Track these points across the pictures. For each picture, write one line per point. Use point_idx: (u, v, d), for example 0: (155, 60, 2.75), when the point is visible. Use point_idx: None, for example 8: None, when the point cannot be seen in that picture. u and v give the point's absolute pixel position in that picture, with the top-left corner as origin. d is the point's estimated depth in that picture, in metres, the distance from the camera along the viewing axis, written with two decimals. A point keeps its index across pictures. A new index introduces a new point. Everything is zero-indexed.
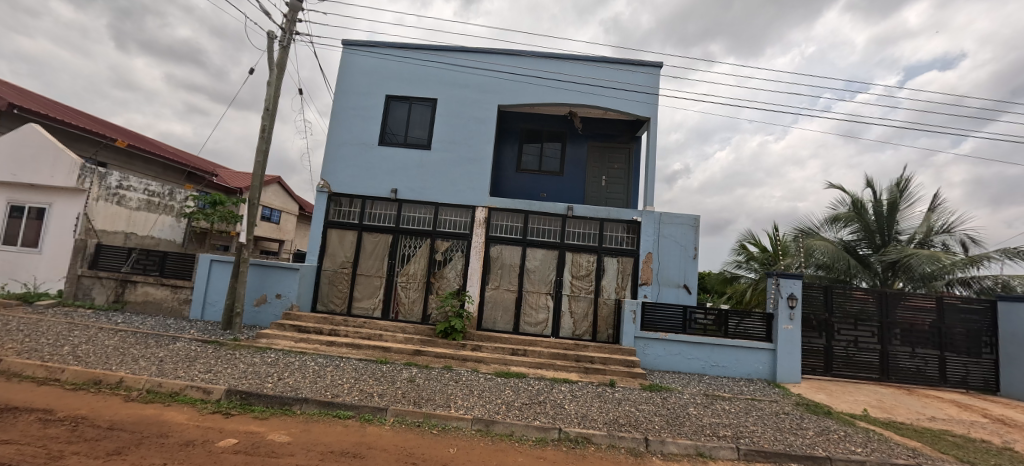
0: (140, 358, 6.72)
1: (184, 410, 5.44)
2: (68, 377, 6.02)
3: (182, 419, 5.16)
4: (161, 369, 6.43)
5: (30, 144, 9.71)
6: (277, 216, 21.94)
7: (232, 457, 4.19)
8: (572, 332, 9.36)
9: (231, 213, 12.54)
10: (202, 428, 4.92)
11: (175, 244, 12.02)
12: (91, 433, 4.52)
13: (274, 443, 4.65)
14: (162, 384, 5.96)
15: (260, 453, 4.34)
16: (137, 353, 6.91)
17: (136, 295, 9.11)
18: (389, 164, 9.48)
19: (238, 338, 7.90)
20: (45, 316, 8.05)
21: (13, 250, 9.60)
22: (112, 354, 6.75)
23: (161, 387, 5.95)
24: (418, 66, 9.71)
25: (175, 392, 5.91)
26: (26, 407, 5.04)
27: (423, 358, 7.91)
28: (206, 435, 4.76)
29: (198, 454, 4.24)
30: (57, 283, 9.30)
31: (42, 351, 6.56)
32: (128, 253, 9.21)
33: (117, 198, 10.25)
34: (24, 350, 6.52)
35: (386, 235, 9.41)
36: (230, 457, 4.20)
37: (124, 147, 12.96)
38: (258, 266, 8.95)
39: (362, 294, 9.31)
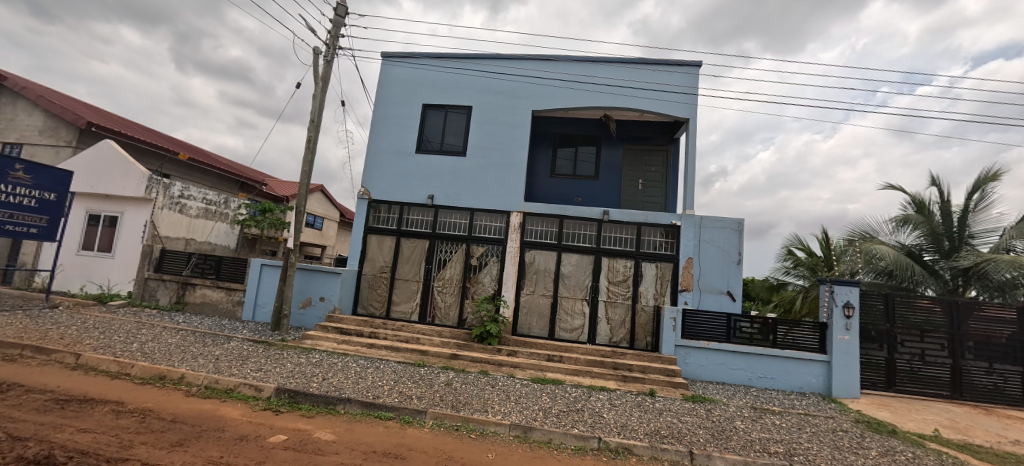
0: (199, 356, 7.20)
1: (238, 406, 5.77)
2: (136, 372, 6.53)
3: (237, 414, 5.48)
4: (217, 366, 6.86)
5: (106, 158, 10.65)
6: (319, 222, 22.91)
7: (282, 453, 4.39)
8: (608, 339, 9.19)
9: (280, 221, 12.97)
10: (254, 424, 5.20)
11: (229, 249, 12.82)
12: (157, 425, 4.87)
13: (320, 441, 4.84)
14: (218, 381, 6.35)
15: (308, 450, 4.52)
16: (197, 350, 7.42)
17: (194, 297, 9.75)
18: (425, 171, 9.71)
19: (286, 339, 8.29)
20: (116, 315, 8.77)
21: (90, 254, 10.53)
22: (174, 351, 7.27)
23: (217, 384, 6.33)
24: (453, 74, 9.91)
25: (230, 388, 6.28)
26: (101, 399, 5.50)
27: (460, 362, 8.02)
28: (258, 431, 5.01)
29: (252, 448, 4.47)
30: (128, 285, 10.12)
31: (114, 348, 7.15)
32: (189, 257, 9.90)
33: (179, 206, 11.05)
34: (99, 346, 7.13)
35: (423, 241, 9.60)
36: (280, 453, 4.40)
37: (186, 160, 14.02)
38: (304, 271, 9.37)
39: (401, 298, 9.52)
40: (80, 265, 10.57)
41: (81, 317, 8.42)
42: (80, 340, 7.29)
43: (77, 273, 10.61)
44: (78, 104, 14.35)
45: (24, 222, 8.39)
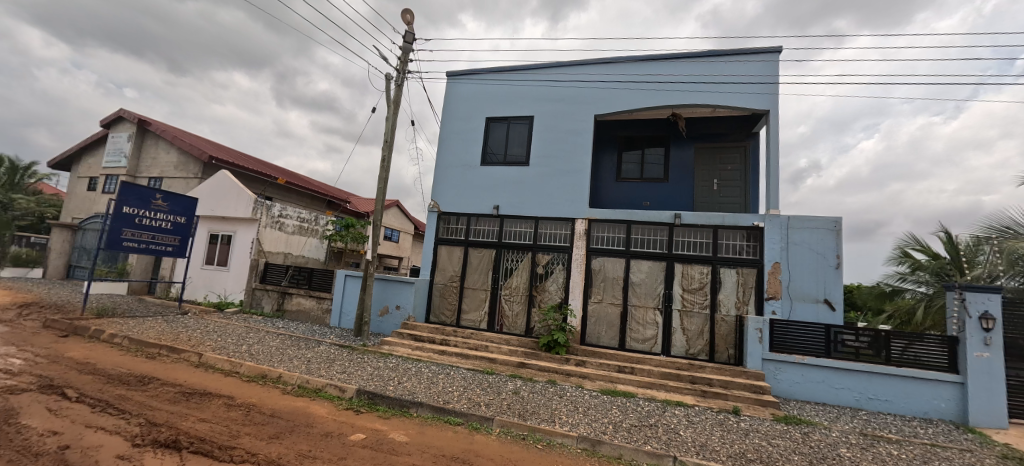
0: (294, 358, 8.05)
1: (325, 404, 6.34)
2: (245, 371, 7.46)
3: (324, 412, 6.02)
4: (309, 368, 7.61)
5: (222, 185, 12.45)
6: (397, 235, 24.60)
7: (360, 451, 4.73)
8: (685, 351, 8.60)
9: (361, 235, 14.26)
10: (337, 422, 5.67)
11: (319, 261, 14.29)
12: (258, 419, 5.52)
13: (395, 442, 5.14)
14: (309, 381, 7.03)
15: (383, 450, 4.83)
16: (292, 353, 8.30)
17: (291, 305, 10.92)
18: (491, 182, 9.97)
19: (367, 344, 8.95)
20: (231, 321, 10.14)
21: (212, 268, 12.32)
22: (274, 353, 8.20)
23: (308, 384, 7.01)
24: (515, 86, 10.12)
25: (319, 388, 6.93)
26: (216, 394, 6.37)
27: (528, 370, 8.03)
28: (341, 428, 5.46)
29: (335, 444, 4.89)
30: (239, 294, 11.65)
31: (227, 349, 8.25)
32: (286, 269, 11.16)
33: (279, 224, 12.52)
34: (217, 347, 8.29)
35: (490, 250, 9.83)
36: (358, 450, 4.75)
37: (284, 183, 15.85)
38: (381, 280, 10.09)
39: (470, 306, 9.80)
40: (204, 277, 12.40)
41: (204, 322, 9.86)
42: (202, 342, 8.53)
43: (201, 283, 12.46)
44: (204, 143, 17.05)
45: (163, 242, 10.10)
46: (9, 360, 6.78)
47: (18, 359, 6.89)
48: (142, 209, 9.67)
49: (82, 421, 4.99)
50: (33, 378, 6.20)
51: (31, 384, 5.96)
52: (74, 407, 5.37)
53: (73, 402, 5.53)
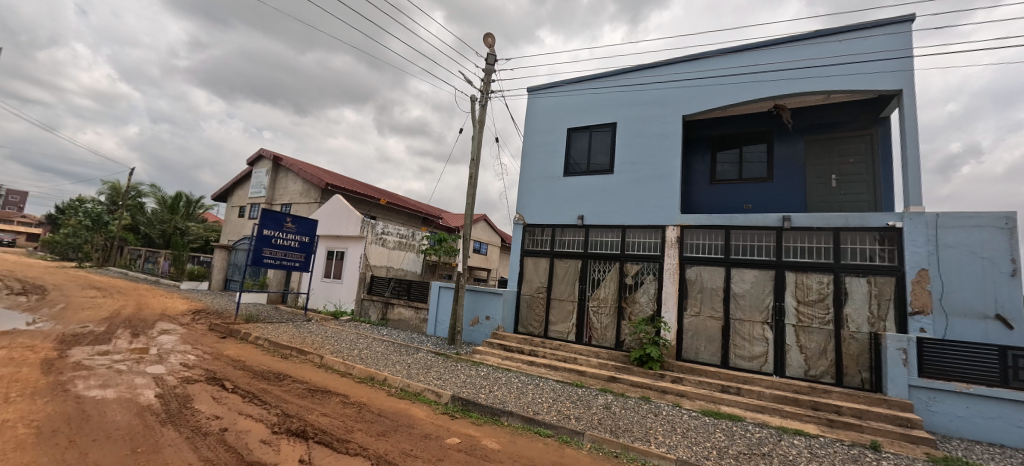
0: (397, 363, 8.78)
1: (423, 407, 6.80)
2: (356, 372, 8.32)
3: (423, 414, 6.46)
4: (410, 373, 8.23)
5: (336, 208, 14.44)
6: (485, 247, 25.52)
7: (456, 454, 5.01)
8: (804, 372, 7.52)
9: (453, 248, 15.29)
10: (435, 425, 6.05)
11: (416, 274, 15.56)
12: (368, 416, 6.13)
13: (487, 448, 5.33)
14: (410, 384, 7.60)
15: (476, 455, 5.06)
16: (395, 358, 9.06)
17: (394, 314, 11.91)
18: (575, 192, 9.90)
19: (459, 353, 9.42)
20: (345, 327, 11.44)
21: (330, 280, 14.20)
22: (380, 358, 9.03)
23: (409, 387, 7.58)
24: (596, 94, 10.00)
25: (418, 392, 7.45)
26: (334, 392, 7.20)
27: (619, 385, 7.72)
28: (438, 431, 5.82)
29: (433, 445, 5.24)
30: (351, 304, 13.08)
31: (343, 352, 9.31)
32: (389, 281, 12.20)
33: (382, 241, 13.92)
34: (335, 350, 9.43)
35: (576, 260, 9.72)
36: (454, 454, 5.03)
37: (385, 204, 18.23)
38: (473, 292, 10.64)
39: (557, 318, 9.74)
40: (323, 288, 14.23)
41: (325, 328, 11.25)
42: (323, 346, 9.74)
43: (321, 294, 14.41)
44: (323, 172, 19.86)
45: (292, 258, 11.79)
46: (186, 356, 8.41)
47: (192, 355, 8.51)
48: (277, 231, 11.42)
49: (236, 409, 5.99)
50: (201, 371, 7.61)
51: (200, 376, 7.32)
52: (229, 397, 6.47)
53: (228, 392, 6.67)
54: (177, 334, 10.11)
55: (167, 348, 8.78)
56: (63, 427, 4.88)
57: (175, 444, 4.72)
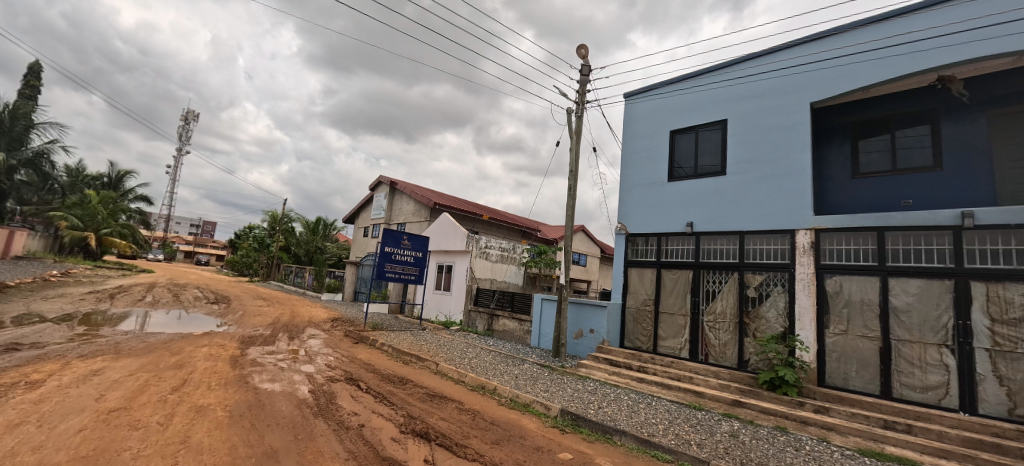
0: (505, 373, 8.93)
1: (533, 419, 6.77)
2: (469, 380, 8.62)
3: (533, 426, 6.43)
4: (517, 383, 8.31)
5: (445, 225, 15.81)
6: (583, 258, 26.20)
7: None
8: (1005, 410, 5.89)
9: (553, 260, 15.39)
10: (546, 438, 5.99)
11: (519, 286, 16.18)
12: (483, 424, 6.29)
13: None
14: (519, 395, 7.65)
15: None
16: (503, 368, 9.23)
17: (499, 325, 12.34)
18: (682, 198, 9.18)
19: (564, 365, 9.29)
20: (455, 336, 12.06)
21: (440, 292, 15.37)
22: (489, 368, 9.28)
23: (518, 398, 7.63)
24: (701, 91, 9.22)
25: (527, 403, 7.45)
26: (450, 399, 7.51)
27: (746, 411, 6.85)
28: (550, 445, 5.75)
29: (547, 461, 5.18)
30: (460, 314, 14.02)
31: (455, 360, 9.78)
32: (494, 293, 12.95)
33: (486, 254, 14.74)
34: (450, 357, 10.01)
35: (687, 271, 8.95)
36: None
37: (486, 218, 20.02)
38: (576, 304, 10.48)
39: (668, 333, 9.04)
40: (435, 299, 15.57)
41: (438, 337, 11.98)
42: (437, 353, 10.37)
43: (433, 305, 15.64)
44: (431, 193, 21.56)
45: (407, 273, 12.76)
46: (328, 357, 9.56)
47: (333, 357, 9.64)
48: (397, 248, 12.53)
49: (370, 407, 6.49)
50: (340, 372, 8.53)
51: (339, 376, 8.18)
52: (364, 396, 7.04)
53: (363, 391, 7.26)
54: (322, 338, 11.58)
55: (313, 351, 10.07)
56: (244, 412, 5.73)
57: (325, 435, 5.28)
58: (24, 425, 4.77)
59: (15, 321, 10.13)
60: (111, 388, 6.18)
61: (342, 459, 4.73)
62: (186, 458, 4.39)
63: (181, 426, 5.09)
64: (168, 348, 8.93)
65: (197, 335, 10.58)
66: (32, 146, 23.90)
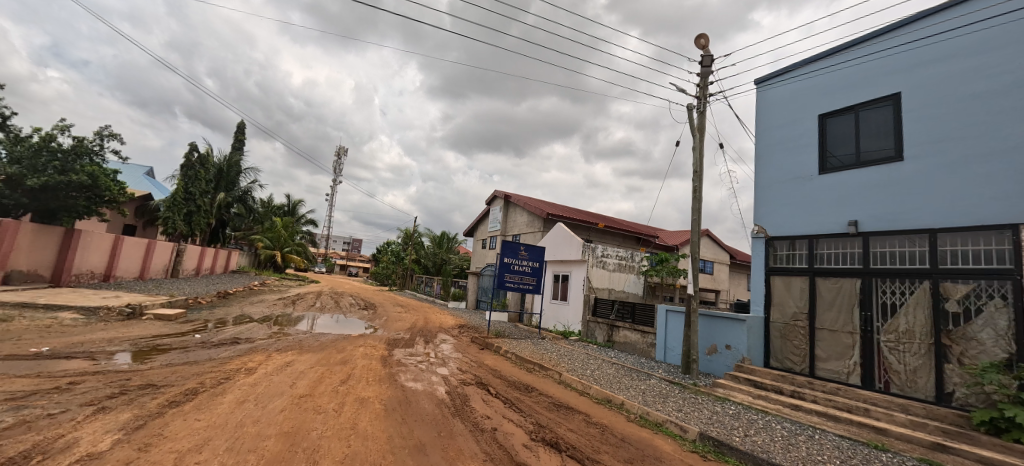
0: (631, 387, 8.37)
1: (668, 441, 6.11)
2: (593, 392, 8.13)
3: (669, 449, 5.81)
4: (646, 399, 7.67)
5: (560, 235, 15.79)
6: (711, 265, 24.07)
7: None
8: None
9: (676, 268, 14.25)
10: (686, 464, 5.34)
11: (639, 296, 15.30)
12: (612, 440, 5.88)
13: None
14: (649, 412, 6.98)
15: None
16: (628, 383, 8.68)
17: (620, 337, 11.83)
18: (840, 192, 7.72)
19: (697, 384, 8.48)
20: (575, 347, 11.81)
21: (557, 302, 15.26)
22: (613, 381, 8.79)
23: (648, 416, 6.97)
24: (859, 65, 7.72)
25: (659, 422, 6.75)
26: (575, 410, 7.10)
27: (954, 459, 5.32)
28: None
29: None
30: (578, 325, 13.71)
31: (577, 371, 9.49)
32: (614, 304, 12.46)
33: (602, 263, 14.25)
34: (570, 368, 9.74)
35: (852, 279, 7.45)
36: None
37: (601, 227, 19.52)
38: (706, 317, 9.56)
39: (828, 353, 7.59)
40: (552, 309, 15.49)
41: (557, 347, 11.85)
42: (559, 363, 10.21)
43: (551, 315, 15.56)
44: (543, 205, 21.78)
45: (524, 281, 12.89)
46: (458, 361, 10.05)
47: (462, 361, 10.12)
48: (514, 258, 12.76)
49: (501, 412, 6.51)
50: (470, 375, 8.84)
51: (470, 379, 8.47)
52: (494, 400, 7.11)
53: (493, 396, 7.33)
54: (452, 343, 12.28)
55: (444, 354, 10.70)
56: (396, 407, 6.16)
57: (464, 434, 5.41)
58: (245, 401, 5.74)
59: (233, 320, 12.63)
60: (298, 378, 7.22)
61: (480, 459, 4.79)
62: (357, 442, 4.84)
63: (350, 414, 5.66)
64: (335, 346, 10.25)
65: (354, 336, 11.97)
66: (240, 185, 30.09)
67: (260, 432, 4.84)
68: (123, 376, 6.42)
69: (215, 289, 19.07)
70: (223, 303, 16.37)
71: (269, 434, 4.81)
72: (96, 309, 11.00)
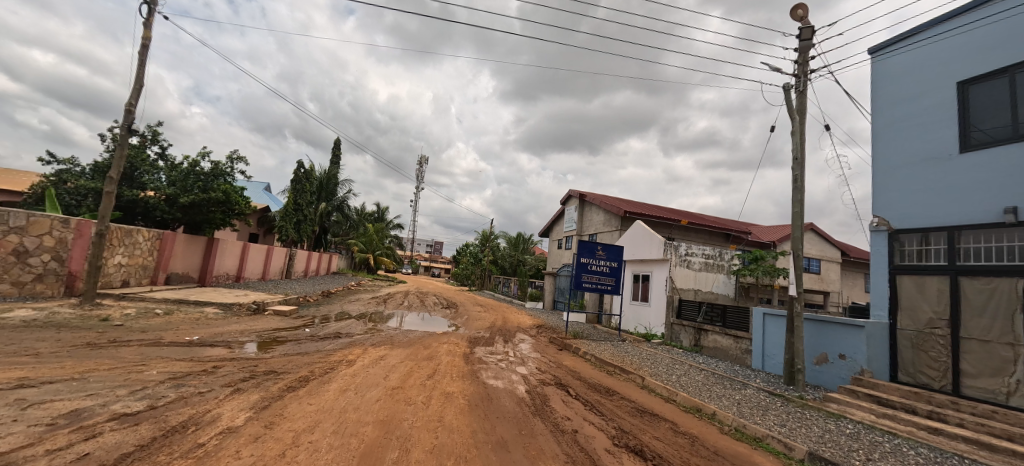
0: (723, 397, 7.58)
1: (770, 458, 5.32)
2: (681, 400, 7.44)
3: None
4: (742, 410, 6.86)
5: (639, 233, 15.01)
6: (817, 264, 21.58)
7: None
8: None
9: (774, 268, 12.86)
10: None
11: (730, 298, 14.03)
12: (704, 452, 5.28)
13: None
14: (746, 425, 6.14)
15: None
16: (720, 391, 7.88)
17: (709, 342, 10.89)
18: (990, 173, 6.35)
19: (804, 397, 7.47)
20: (658, 351, 11.09)
21: (638, 303, 14.51)
22: (703, 388, 8.04)
23: (745, 429, 6.12)
24: (1014, 16, 6.29)
25: (758, 437, 5.92)
26: (660, 416, 6.55)
27: None
28: None
29: None
30: (661, 328, 12.90)
31: (662, 376, 8.85)
32: (701, 306, 11.51)
33: (687, 262, 13.27)
34: (653, 372, 9.12)
35: (1011, 280, 6.08)
36: None
37: (685, 224, 18.31)
38: (813, 322, 8.42)
39: (979, 369, 6.27)
40: (633, 310, 14.76)
41: (639, 350, 11.22)
42: (641, 367, 9.62)
43: (631, 317, 14.84)
44: (621, 203, 20.97)
45: (603, 282, 12.42)
46: (537, 361, 9.88)
47: (541, 361, 9.94)
48: (591, 258, 12.36)
49: (582, 414, 6.21)
50: (550, 376, 8.62)
51: (550, 379, 8.25)
52: (575, 402, 6.82)
53: (573, 398, 7.04)
54: (530, 343, 12.17)
55: (523, 354, 10.61)
56: (479, 403, 6.14)
57: (544, 434, 5.22)
58: (347, 390, 6.05)
59: (334, 316, 13.72)
60: (391, 371, 7.53)
61: (562, 460, 4.56)
62: (444, 434, 4.85)
63: (437, 407, 5.74)
64: (422, 343, 10.63)
65: (439, 334, 12.34)
66: (338, 195, 32.97)
67: (359, 419, 5.04)
68: (252, 362, 7.13)
69: (321, 289, 20.93)
70: (327, 301, 17.87)
71: (367, 421, 5.00)
72: (232, 304, 12.50)
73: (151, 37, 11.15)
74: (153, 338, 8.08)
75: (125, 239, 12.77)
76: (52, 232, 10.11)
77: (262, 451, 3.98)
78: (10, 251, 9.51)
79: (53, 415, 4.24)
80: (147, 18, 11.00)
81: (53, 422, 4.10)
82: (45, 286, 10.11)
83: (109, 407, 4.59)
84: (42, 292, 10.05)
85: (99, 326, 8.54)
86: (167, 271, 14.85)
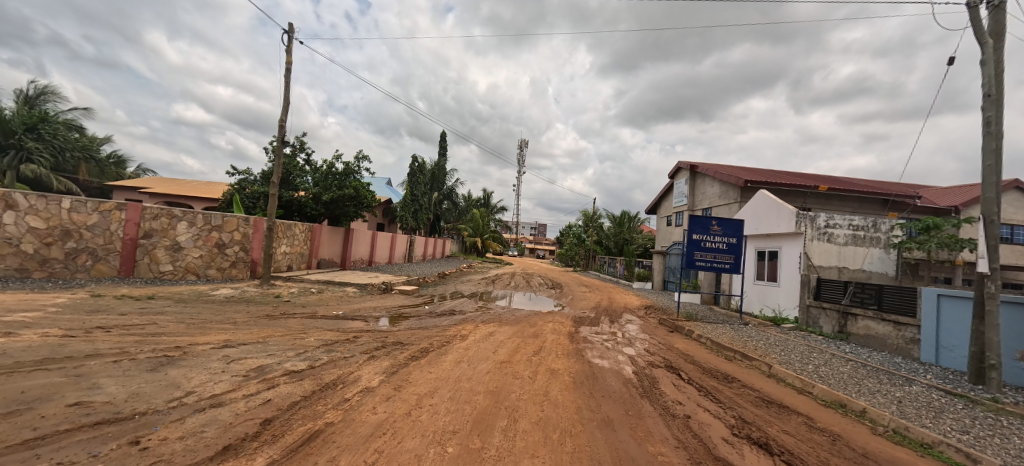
0: (878, 393, 6.33)
1: None
2: (819, 393, 6.41)
3: None
4: (903, 410, 5.65)
5: (764, 204, 13.27)
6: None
7: None
8: None
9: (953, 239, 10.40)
10: None
11: (888, 276, 11.74)
12: (847, 453, 4.44)
13: None
14: (909, 428, 5.04)
15: None
16: (873, 386, 6.61)
17: (858, 328, 9.28)
18: None
19: (1000, 401, 5.90)
20: (791, 336, 9.77)
21: (764, 283, 12.95)
22: (849, 382, 6.81)
23: (909, 432, 5.03)
24: None
25: (927, 443, 4.82)
26: (792, 408, 5.73)
27: None
28: None
29: None
30: (794, 311, 11.38)
31: (795, 365, 7.72)
32: (846, 286, 9.78)
33: (828, 236, 11.38)
34: (784, 361, 8.00)
35: None
36: None
37: (825, 191, 15.71)
38: (1016, 307, 6.59)
39: None
40: (757, 291, 13.22)
41: (766, 334, 10.00)
42: (768, 353, 8.54)
43: (756, 297, 13.32)
44: (741, 171, 18.78)
45: (721, 260, 11.28)
46: (646, 342, 9.36)
47: (650, 343, 9.39)
48: (705, 235, 11.25)
49: (695, 399, 5.71)
50: (660, 358, 8.07)
51: (659, 362, 7.76)
52: (687, 386, 6.28)
53: (685, 382, 6.48)
54: (638, 324, 11.64)
55: (631, 335, 10.14)
56: (585, 381, 5.97)
57: (652, 416, 4.87)
58: (461, 361, 6.32)
59: (450, 295, 14.64)
60: (499, 346, 7.74)
61: (672, 445, 4.18)
62: (550, 408, 4.78)
63: (542, 382, 5.69)
64: (528, 321, 10.77)
65: (544, 313, 12.40)
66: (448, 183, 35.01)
67: (472, 388, 5.20)
68: (384, 334, 7.87)
69: (439, 271, 22.52)
70: (443, 282, 19.14)
71: (478, 390, 5.14)
72: (365, 284, 13.99)
73: (293, 62, 12.67)
74: (311, 312, 9.40)
75: (287, 231, 14.82)
76: (238, 228, 12.21)
77: (393, 409, 4.29)
78: (213, 243, 11.71)
79: (247, 369, 5.04)
80: (289, 43, 12.53)
81: (247, 374, 4.85)
82: (237, 270, 12.32)
83: (283, 364, 5.36)
84: (236, 275, 12.26)
85: (275, 301, 10.20)
86: (318, 258, 17.17)
